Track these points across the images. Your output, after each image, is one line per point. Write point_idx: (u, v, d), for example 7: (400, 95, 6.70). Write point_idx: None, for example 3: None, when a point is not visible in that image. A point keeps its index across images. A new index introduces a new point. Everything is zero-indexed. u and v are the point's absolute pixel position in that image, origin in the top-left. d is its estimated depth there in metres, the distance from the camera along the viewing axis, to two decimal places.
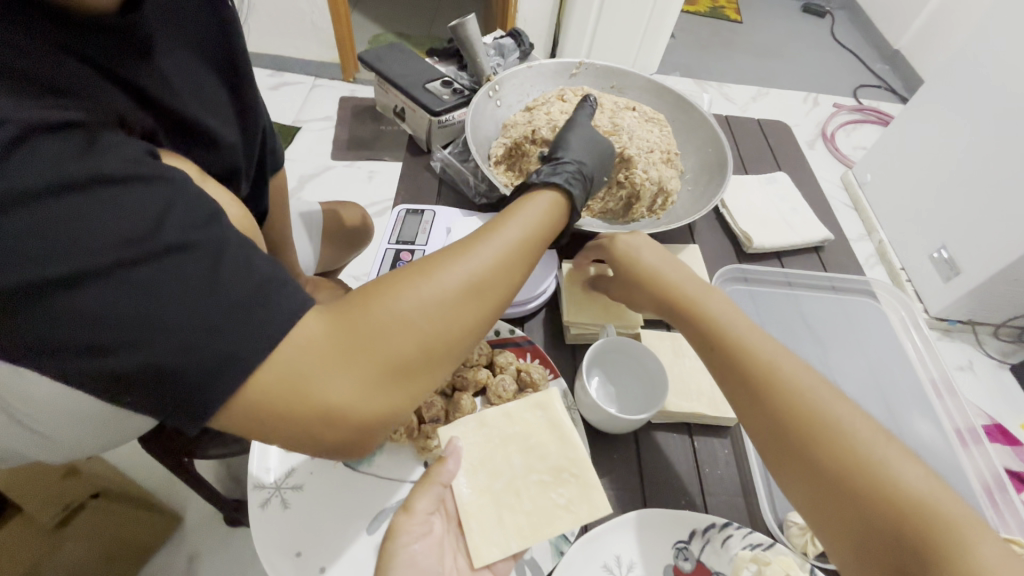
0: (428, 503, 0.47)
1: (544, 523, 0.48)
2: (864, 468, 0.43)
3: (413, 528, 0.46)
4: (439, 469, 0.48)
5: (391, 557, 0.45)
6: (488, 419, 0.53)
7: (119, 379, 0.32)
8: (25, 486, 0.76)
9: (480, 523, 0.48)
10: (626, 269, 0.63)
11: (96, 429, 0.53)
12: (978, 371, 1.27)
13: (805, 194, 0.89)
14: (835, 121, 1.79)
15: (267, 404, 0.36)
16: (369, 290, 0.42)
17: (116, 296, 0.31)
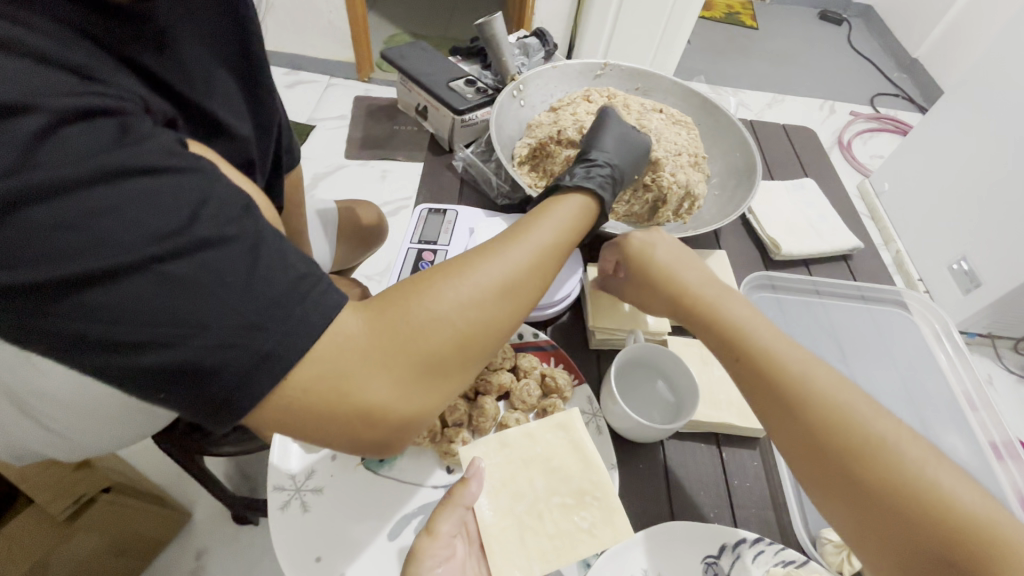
0: (452, 526, 0.45)
1: (568, 546, 0.46)
2: (908, 490, 0.40)
3: (437, 551, 0.44)
4: (462, 491, 0.46)
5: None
6: (509, 441, 0.52)
7: (153, 377, 0.31)
8: (40, 479, 0.75)
9: (502, 544, 0.47)
10: (643, 277, 0.59)
11: (113, 425, 0.52)
12: (998, 386, 1.25)
13: (832, 200, 0.87)
14: (852, 129, 1.77)
15: (307, 402, 0.35)
16: (405, 289, 0.41)
17: (151, 292, 0.30)
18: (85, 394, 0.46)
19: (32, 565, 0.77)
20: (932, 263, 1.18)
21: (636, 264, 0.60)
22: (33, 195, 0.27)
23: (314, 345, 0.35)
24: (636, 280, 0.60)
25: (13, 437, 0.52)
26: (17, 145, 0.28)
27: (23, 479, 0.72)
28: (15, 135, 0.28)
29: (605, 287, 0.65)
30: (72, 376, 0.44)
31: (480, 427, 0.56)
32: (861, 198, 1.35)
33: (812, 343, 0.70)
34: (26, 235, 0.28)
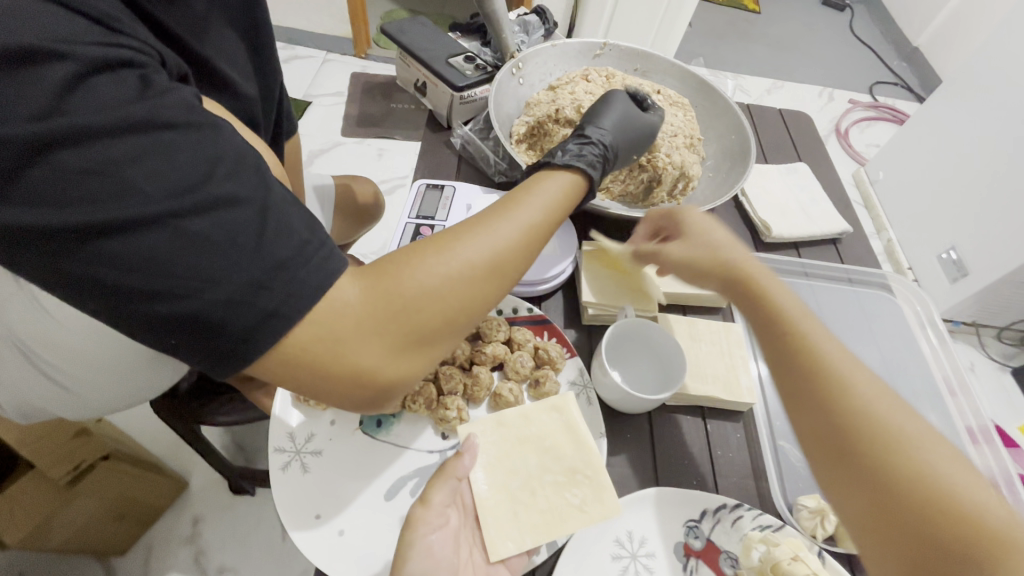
0: (443, 496, 0.47)
1: (558, 521, 0.48)
2: (937, 498, 0.37)
3: (430, 519, 0.46)
4: (455, 463, 0.49)
5: (410, 543, 0.44)
6: (508, 421, 0.54)
7: (163, 325, 0.33)
8: (41, 444, 0.78)
9: (495, 514, 0.49)
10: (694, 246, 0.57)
11: (125, 377, 0.54)
12: (979, 372, 1.28)
13: (824, 184, 0.88)
14: (850, 116, 1.78)
15: (305, 362, 0.36)
16: (398, 258, 0.41)
17: (167, 244, 0.31)
18: (99, 344, 0.48)
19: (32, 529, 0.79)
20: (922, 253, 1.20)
21: (689, 233, 0.58)
22: (62, 139, 0.29)
23: (314, 306, 0.36)
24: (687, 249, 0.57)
25: (27, 395, 0.54)
26: (51, 90, 0.29)
27: (24, 442, 0.75)
28: (50, 80, 0.29)
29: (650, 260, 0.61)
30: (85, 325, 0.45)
31: (474, 396, 0.57)
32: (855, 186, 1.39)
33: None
34: (58, 178, 0.29)
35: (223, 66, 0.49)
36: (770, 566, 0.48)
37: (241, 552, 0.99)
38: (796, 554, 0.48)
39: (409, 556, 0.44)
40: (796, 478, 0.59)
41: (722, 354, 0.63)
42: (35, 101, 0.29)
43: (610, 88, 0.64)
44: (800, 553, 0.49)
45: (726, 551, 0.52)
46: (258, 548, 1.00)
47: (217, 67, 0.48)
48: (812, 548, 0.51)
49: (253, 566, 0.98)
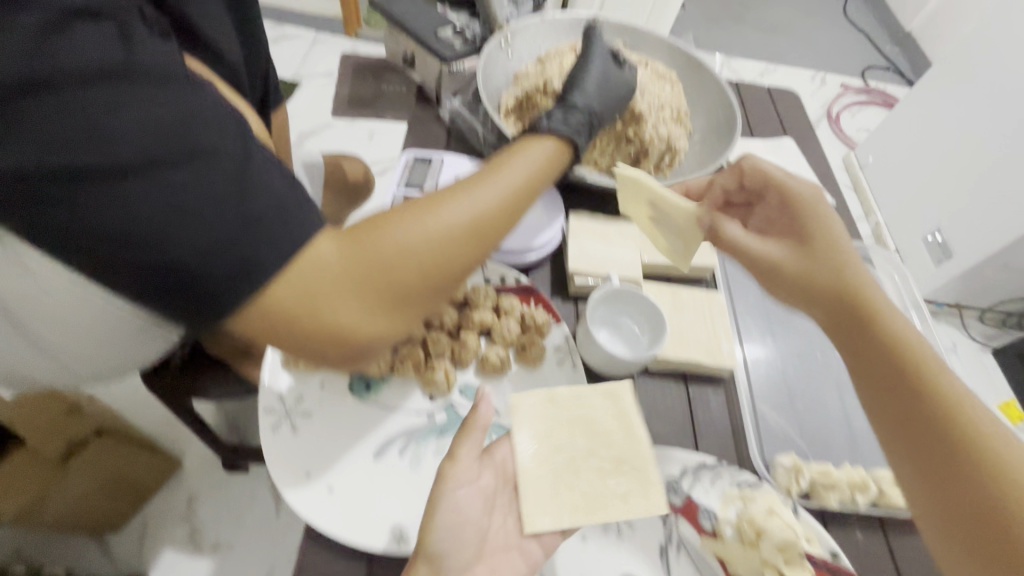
0: (470, 451, 0.49)
1: (600, 503, 0.51)
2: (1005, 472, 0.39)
3: (459, 476, 0.48)
4: (475, 413, 0.49)
5: (439, 500, 0.47)
6: (558, 399, 0.55)
7: (139, 275, 0.33)
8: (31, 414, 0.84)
9: (535, 490, 0.52)
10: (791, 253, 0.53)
11: (116, 341, 0.56)
12: (961, 354, 1.26)
13: (809, 160, 0.89)
14: (841, 101, 1.79)
15: (281, 317, 0.37)
16: (377, 218, 0.41)
17: (146, 195, 0.32)
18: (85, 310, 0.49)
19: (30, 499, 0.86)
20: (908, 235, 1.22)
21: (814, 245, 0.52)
22: (42, 83, 0.30)
23: (296, 260, 0.36)
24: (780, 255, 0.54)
25: (28, 370, 0.56)
26: (35, 36, 0.31)
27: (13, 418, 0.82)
28: (33, 27, 0.31)
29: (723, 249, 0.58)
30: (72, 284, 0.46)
31: (461, 360, 0.58)
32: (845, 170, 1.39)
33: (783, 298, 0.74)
34: (35, 121, 0.30)
35: (206, 27, 0.49)
36: (746, 518, 0.51)
37: (233, 527, 1.00)
38: (771, 509, 0.52)
39: (435, 510, 0.46)
40: (774, 439, 0.61)
41: (705, 323, 0.65)
42: (17, 50, 0.30)
43: (589, 49, 0.64)
44: (775, 507, 0.52)
45: (706, 508, 0.54)
46: (250, 520, 1.01)
47: (200, 28, 0.48)
48: (788, 502, 0.53)
49: (247, 537, 0.99)
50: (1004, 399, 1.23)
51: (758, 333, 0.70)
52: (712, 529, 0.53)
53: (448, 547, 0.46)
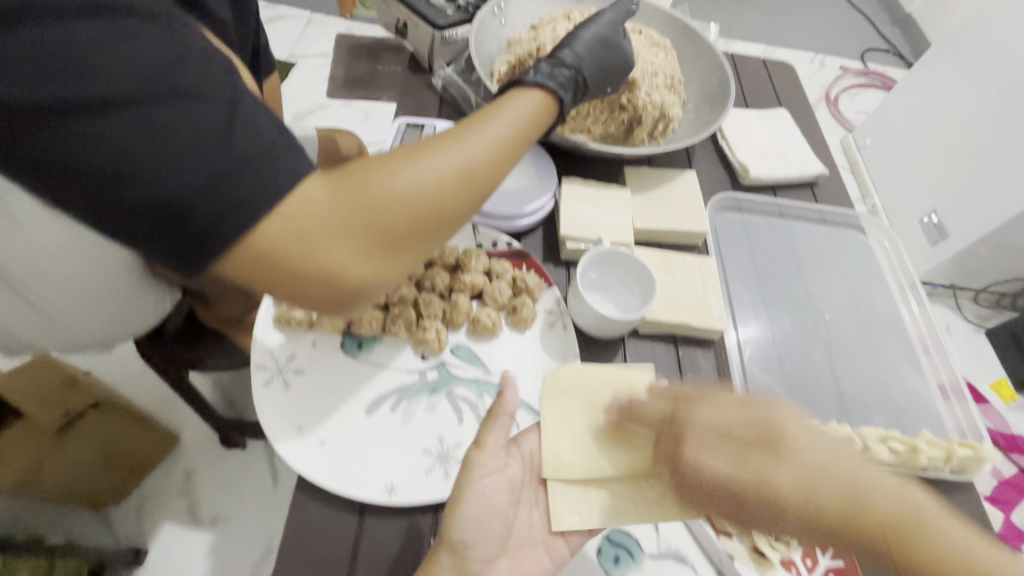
0: (496, 438, 0.50)
1: (632, 508, 0.51)
2: None
3: (486, 462, 0.49)
4: (500, 401, 0.51)
5: (468, 485, 0.48)
6: (592, 400, 0.54)
7: (133, 213, 0.34)
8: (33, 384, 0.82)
9: (565, 491, 0.52)
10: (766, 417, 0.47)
11: (110, 300, 0.56)
12: (954, 333, 1.28)
13: (804, 131, 0.89)
14: (840, 83, 1.78)
15: (272, 257, 0.37)
16: (367, 164, 0.41)
17: (134, 129, 0.33)
18: (77, 256, 0.49)
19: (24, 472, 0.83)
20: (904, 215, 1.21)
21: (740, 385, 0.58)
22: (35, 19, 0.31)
23: (282, 201, 0.37)
24: (752, 415, 0.47)
25: (7, 329, 0.54)
26: None
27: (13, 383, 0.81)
28: None
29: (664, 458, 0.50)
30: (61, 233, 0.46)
31: (453, 321, 0.59)
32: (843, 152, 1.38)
33: (777, 271, 0.74)
34: (29, 57, 0.31)
35: None
36: None
37: (231, 501, 1.01)
38: None
39: (463, 498, 0.48)
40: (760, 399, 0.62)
41: (695, 287, 0.65)
42: None
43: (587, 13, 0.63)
44: None
45: None
46: (247, 495, 1.02)
47: None
48: None
49: (244, 512, 1.00)
50: (997, 379, 1.23)
51: (750, 313, 0.70)
52: None
53: (472, 537, 0.47)
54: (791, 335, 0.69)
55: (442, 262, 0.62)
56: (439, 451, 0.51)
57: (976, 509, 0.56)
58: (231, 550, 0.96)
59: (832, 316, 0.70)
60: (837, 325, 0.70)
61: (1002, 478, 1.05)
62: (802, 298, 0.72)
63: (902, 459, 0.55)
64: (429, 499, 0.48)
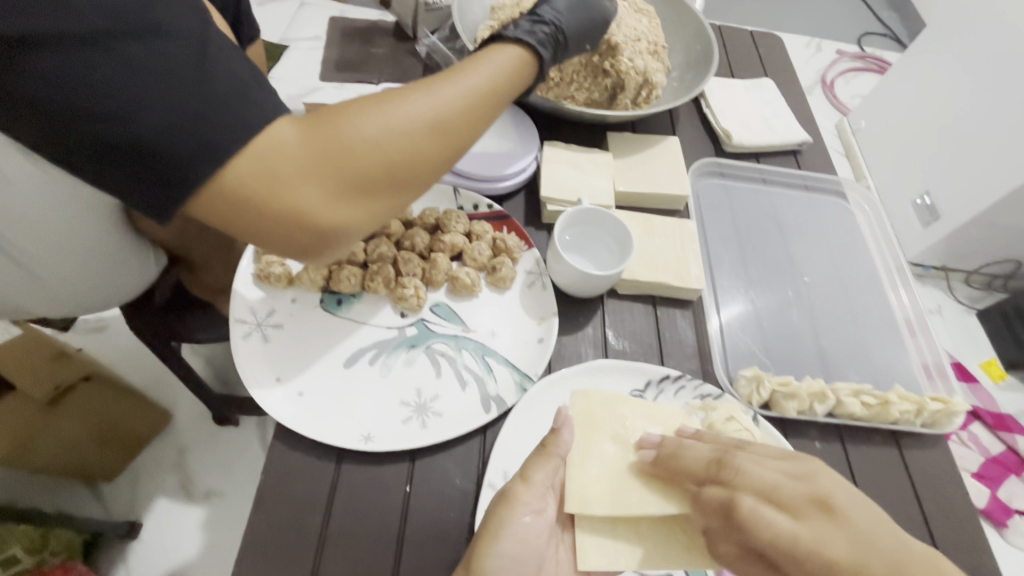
0: (545, 475, 0.46)
1: (662, 552, 0.46)
2: None
3: (529, 499, 0.45)
4: (556, 440, 0.46)
5: (504, 523, 0.44)
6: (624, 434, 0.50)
7: (103, 149, 0.34)
8: (24, 359, 0.78)
9: (590, 532, 0.46)
10: (812, 472, 0.43)
11: (94, 256, 0.56)
12: (945, 316, 1.24)
13: (789, 101, 0.89)
14: (836, 69, 1.70)
15: (242, 196, 0.37)
16: (340, 109, 0.42)
17: (104, 66, 0.33)
18: (47, 203, 0.48)
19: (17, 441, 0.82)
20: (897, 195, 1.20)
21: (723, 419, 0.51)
22: None
23: (252, 141, 0.37)
24: (800, 470, 0.43)
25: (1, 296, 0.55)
26: None
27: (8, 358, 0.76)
28: None
29: (712, 498, 0.43)
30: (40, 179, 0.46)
31: (432, 280, 0.59)
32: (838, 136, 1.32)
33: (759, 240, 0.74)
34: None
35: None
36: (706, 425, 0.53)
37: (224, 476, 1.00)
38: (730, 416, 0.53)
39: (500, 533, 0.43)
40: (735, 356, 0.64)
41: (675, 248, 0.65)
42: None
43: None
44: (736, 415, 0.54)
45: None
46: (240, 471, 1.00)
47: None
48: (748, 412, 0.55)
49: (237, 487, 0.99)
50: (986, 358, 1.22)
51: (733, 293, 0.69)
52: None
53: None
54: (771, 302, 0.69)
55: (422, 223, 0.63)
56: (417, 403, 0.52)
57: (947, 463, 0.57)
58: (224, 524, 0.95)
59: (811, 277, 0.72)
60: (816, 287, 0.71)
61: (987, 455, 1.04)
62: (783, 258, 0.73)
63: (874, 412, 0.57)
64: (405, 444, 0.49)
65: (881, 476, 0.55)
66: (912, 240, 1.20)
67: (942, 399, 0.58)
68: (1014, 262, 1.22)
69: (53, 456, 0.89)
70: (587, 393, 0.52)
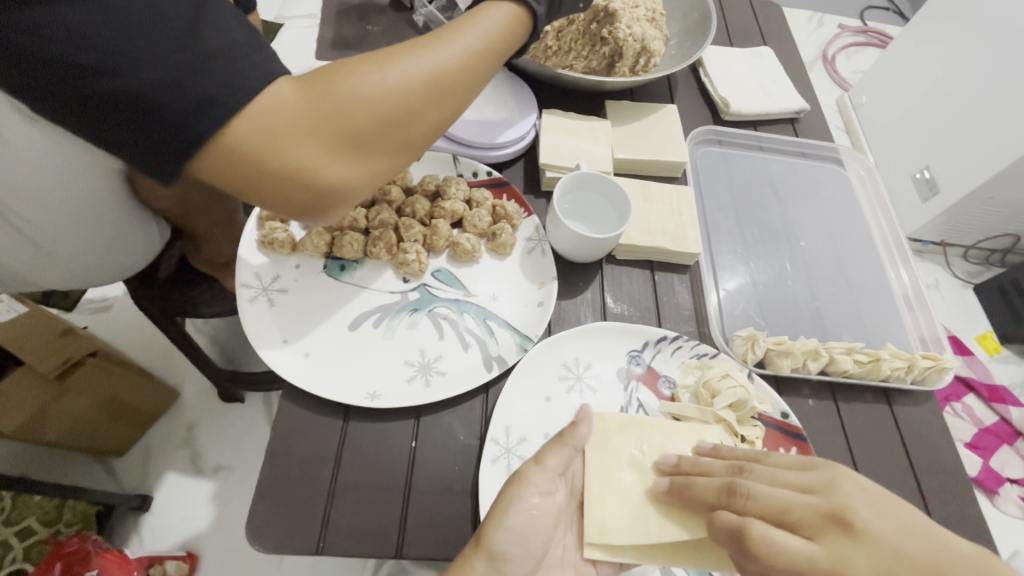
0: (558, 462, 0.46)
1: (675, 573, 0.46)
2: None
3: (539, 481, 0.45)
4: (571, 432, 0.46)
5: (514, 499, 0.44)
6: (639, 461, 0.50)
7: (107, 107, 0.35)
8: (26, 340, 0.77)
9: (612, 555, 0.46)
10: (834, 485, 0.42)
11: (95, 224, 0.56)
12: (943, 290, 1.25)
13: (786, 70, 0.89)
14: (837, 43, 1.66)
15: (243, 154, 0.38)
16: (337, 67, 0.42)
17: (100, 22, 0.33)
18: (38, 161, 0.48)
19: (30, 415, 0.80)
20: (896, 168, 1.20)
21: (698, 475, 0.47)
22: None
23: (251, 99, 0.38)
24: (816, 484, 0.43)
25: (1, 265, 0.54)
26: None
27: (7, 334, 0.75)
28: None
29: (731, 515, 0.43)
30: (42, 144, 0.47)
31: (434, 246, 0.60)
32: (839, 112, 1.31)
33: (756, 206, 0.75)
34: None
35: None
36: (702, 383, 0.55)
37: (233, 450, 1.01)
38: (725, 373, 0.54)
39: (504, 513, 0.43)
40: (729, 319, 0.65)
41: (672, 214, 0.66)
42: None
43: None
44: (731, 372, 0.55)
45: (665, 376, 0.57)
46: (249, 447, 1.01)
47: None
48: (743, 368, 0.57)
49: (246, 461, 1.00)
50: (981, 332, 1.21)
51: (731, 263, 0.70)
52: (671, 395, 0.57)
53: (511, 549, 0.43)
54: (766, 267, 0.70)
55: (423, 190, 0.64)
56: (420, 363, 0.53)
57: (937, 420, 0.59)
58: (234, 497, 0.96)
59: (807, 241, 0.73)
60: (811, 252, 0.72)
61: (980, 425, 1.06)
62: (778, 223, 0.75)
63: (866, 369, 0.58)
64: (421, 398, 0.51)
65: (872, 434, 0.57)
66: (910, 214, 1.18)
67: (931, 358, 0.60)
68: (1013, 236, 1.21)
69: (60, 433, 0.86)
70: (603, 415, 0.52)
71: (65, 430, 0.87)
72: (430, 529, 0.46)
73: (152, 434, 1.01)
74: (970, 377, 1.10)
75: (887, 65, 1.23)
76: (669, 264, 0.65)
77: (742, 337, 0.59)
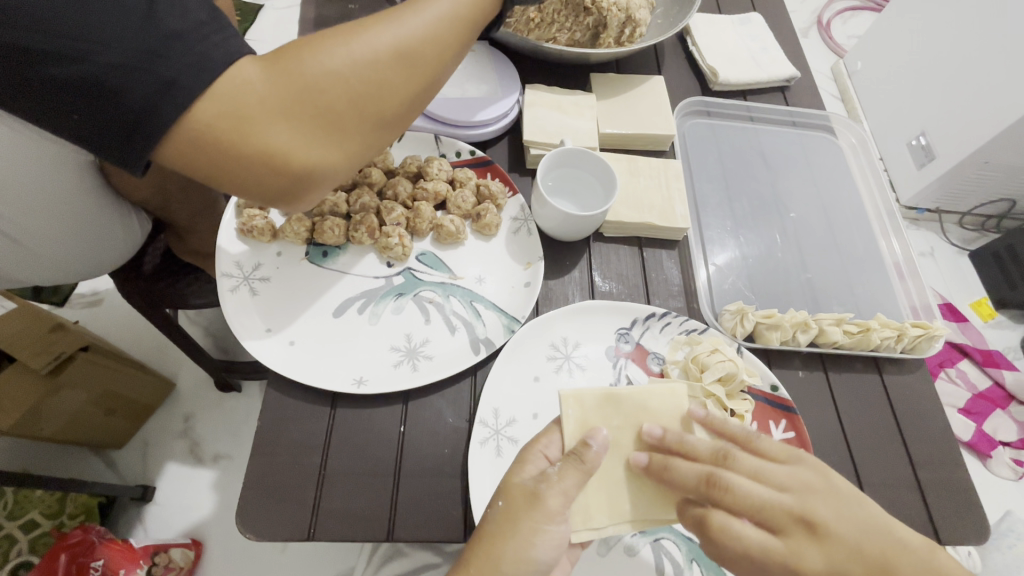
0: (572, 482, 0.43)
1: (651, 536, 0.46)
2: None
3: (560, 509, 0.43)
4: (590, 456, 0.44)
5: (535, 531, 0.42)
6: (618, 440, 0.48)
7: (67, 93, 0.34)
8: (15, 337, 0.77)
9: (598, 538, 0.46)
10: (809, 485, 0.43)
11: (72, 216, 0.55)
12: (938, 258, 1.24)
13: (777, 36, 0.86)
14: (833, 7, 1.61)
15: (210, 139, 0.37)
16: (303, 44, 0.40)
17: (52, 5, 0.32)
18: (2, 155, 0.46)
19: (26, 413, 0.77)
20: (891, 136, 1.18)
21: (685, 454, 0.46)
22: None
23: (214, 80, 0.36)
24: (797, 482, 0.43)
25: None
26: None
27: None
28: None
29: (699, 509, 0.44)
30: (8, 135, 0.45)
31: (417, 229, 0.59)
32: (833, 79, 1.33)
33: (747, 178, 0.74)
34: None
35: None
36: (691, 358, 0.54)
37: (231, 439, 1.01)
38: (715, 348, 0.54)
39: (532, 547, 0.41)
40: (719, 293, 0.65)
41: (660, 188, 0.65)
42: None
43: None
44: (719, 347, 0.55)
45: (654, 352, 0.57)
46: (246, 434, 1.02)
47: None
48: (733, 342, 0.57)
49: (244, 449, 1.00)
50: (976, 298, 1.21)
51: (722, 238, 0.69)
52: (660, 371, 0.56)
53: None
54: (757, 240, 0.69)
55: (404, 172, 0.62)
56: (407, 347, 0.53)
57: (927, 388, 0.59)
58: (234, 485, 0.96)
59: (797, 212, 0.72)
60: (802, 224, 0.71)
61: (974, 390, 1.06)
62: (769, 195, 0.73)
63: (855, 340, 0.58)
64: (408, 384, 0.50)
65: (863, 405, 0.57)
66: (907, 182, 1.17)
67: (922, 327, 0.60)
68: (1009, 201, 1.20)
69: (60, 428, 0.85)
70: (578, 396, 0.48)
71: (63, 426, 0.85)
72: (424, 511, 0.47)
73: (151, 424, 1.01)
74: (964, 343, 1.10)
75: (882, 30, 1.21)
76: (658, 240, 0.64)
77: (732, 312, 0.59)
